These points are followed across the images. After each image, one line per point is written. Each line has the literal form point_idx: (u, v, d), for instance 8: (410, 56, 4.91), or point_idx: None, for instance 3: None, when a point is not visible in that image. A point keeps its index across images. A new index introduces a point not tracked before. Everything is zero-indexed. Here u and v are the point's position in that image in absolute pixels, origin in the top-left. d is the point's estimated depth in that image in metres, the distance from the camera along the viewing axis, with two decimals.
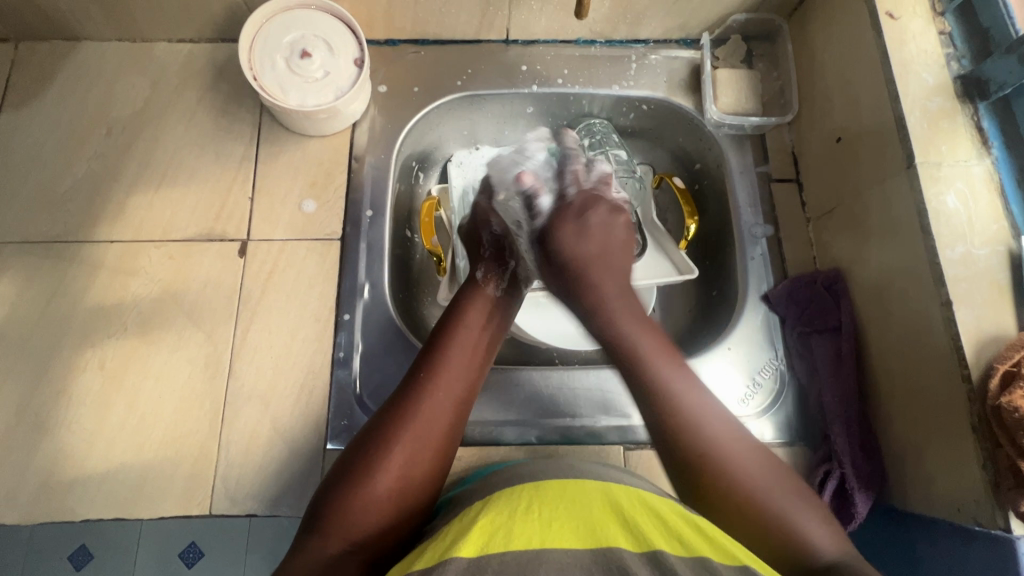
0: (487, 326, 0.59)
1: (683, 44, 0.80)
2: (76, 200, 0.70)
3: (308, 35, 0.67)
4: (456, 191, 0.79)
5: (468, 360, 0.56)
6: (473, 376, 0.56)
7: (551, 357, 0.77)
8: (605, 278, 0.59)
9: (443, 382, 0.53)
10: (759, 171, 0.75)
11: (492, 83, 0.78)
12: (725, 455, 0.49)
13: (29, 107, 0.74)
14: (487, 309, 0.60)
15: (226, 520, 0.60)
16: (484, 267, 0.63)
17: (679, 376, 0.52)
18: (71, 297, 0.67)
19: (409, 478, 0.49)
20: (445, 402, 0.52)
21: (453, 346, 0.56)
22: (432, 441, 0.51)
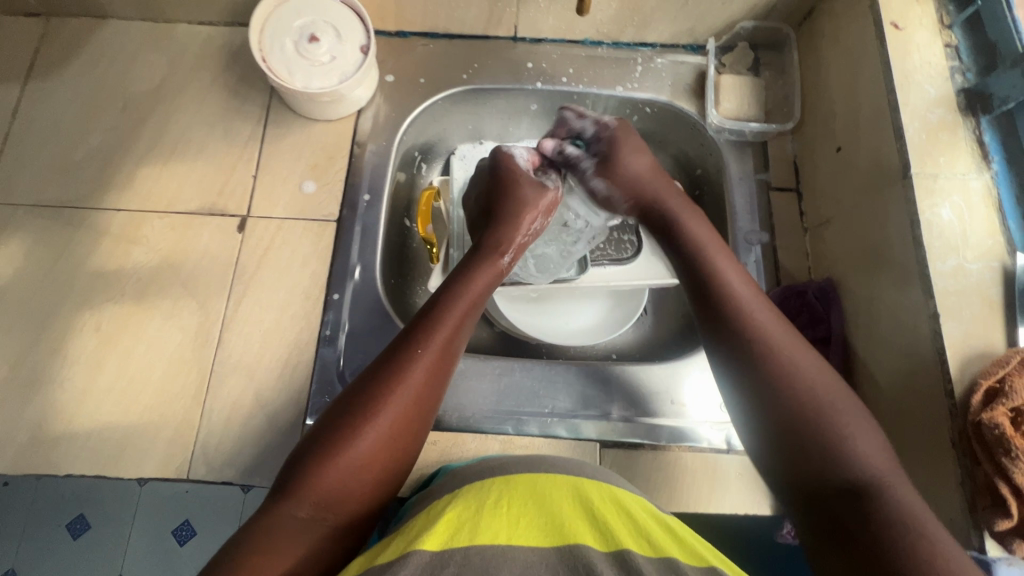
0: (476, 296, 0.58)
1: (690, 50, 0.80)
2: (88, 167, 0.73)
3: (318, 21, 0.68)
4: (457, 182, 0.79)
5: (454, 328, 0.55)
6: (456, 345, 0.55)
7: (539, 351, 0.79)
8: (666, 187, 0.65)
9: (424, 357, 0.52)
10: (759, 178, 0.75)
11: (498, 79, 0.79)
12: (782, 341, 0.51)
13: (54, 79, 0.77)
14: (490, 279, 0.60)
15: (202, 487, 0.61)
16: (513, 254, 0.63)
17: (729, 264, 0.57)
18: (76, 260, 0.69)
19: (385, 449, 0.49)
20: (427, 375, 0.52)
21: (441, 312, 0.55)
22: (406, 419, 0.50)
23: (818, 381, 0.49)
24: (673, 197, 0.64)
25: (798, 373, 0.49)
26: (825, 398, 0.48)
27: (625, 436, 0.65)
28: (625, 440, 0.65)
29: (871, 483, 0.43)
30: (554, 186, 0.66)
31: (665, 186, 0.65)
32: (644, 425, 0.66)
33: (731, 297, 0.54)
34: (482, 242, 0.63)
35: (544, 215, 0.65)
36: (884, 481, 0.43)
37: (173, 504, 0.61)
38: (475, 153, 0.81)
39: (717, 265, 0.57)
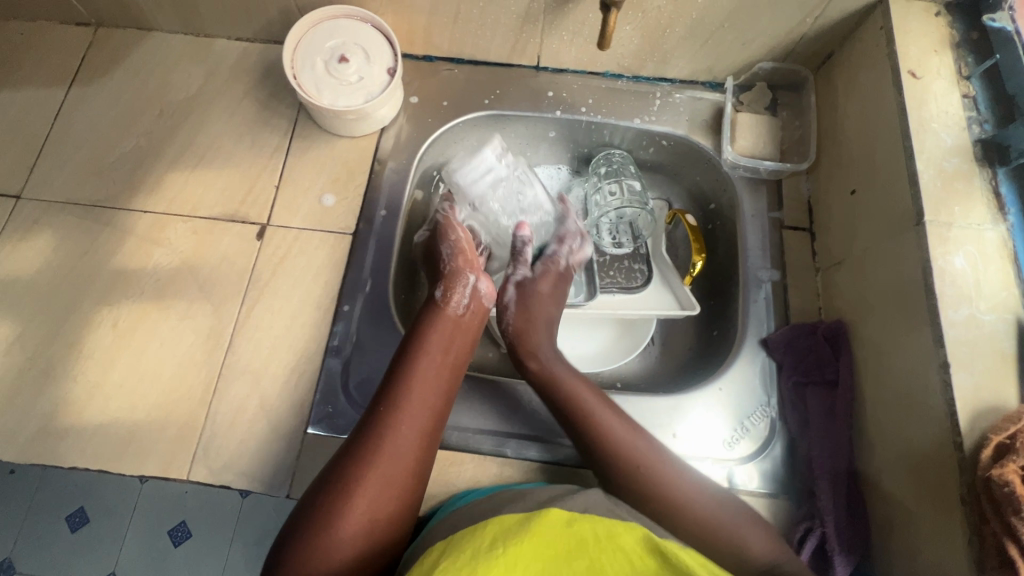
0: (447, 352, 0.62)
1: (708, 86, 0.82)
2: (121, 169, 0.76)
3: (349, 42, 0.70)
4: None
5: (435, 372, 0.60)
6: (441, 400, 0.59)
7: None
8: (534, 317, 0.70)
9: (402, 422, 0.55)
10: (772, 216, 0.75)
11: (519, 106, 0.82)
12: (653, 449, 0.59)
13: (97, 85, 0.81)
14: (451, 330, 0.64)
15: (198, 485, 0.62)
16: (445, 287, 0.67)
17: (581, 383, 0.64)
18: (100, 257, 0.71)
19: (382, 510, 0.52)
20: (409, 429, 0.55)
21: (421, 372, 0.59)
22: (395, 481, 0.53)
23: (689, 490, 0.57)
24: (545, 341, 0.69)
25: (627, 444, 0.59)
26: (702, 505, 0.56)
27: None
28: None
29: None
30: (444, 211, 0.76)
31: (544, 336, 0.69)
32: None
33: (590, 418, 0.61)
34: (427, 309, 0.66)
35: (455, 232, 0.73)
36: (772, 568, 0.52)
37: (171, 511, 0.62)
38: None
39: (576, 387, 0.63)
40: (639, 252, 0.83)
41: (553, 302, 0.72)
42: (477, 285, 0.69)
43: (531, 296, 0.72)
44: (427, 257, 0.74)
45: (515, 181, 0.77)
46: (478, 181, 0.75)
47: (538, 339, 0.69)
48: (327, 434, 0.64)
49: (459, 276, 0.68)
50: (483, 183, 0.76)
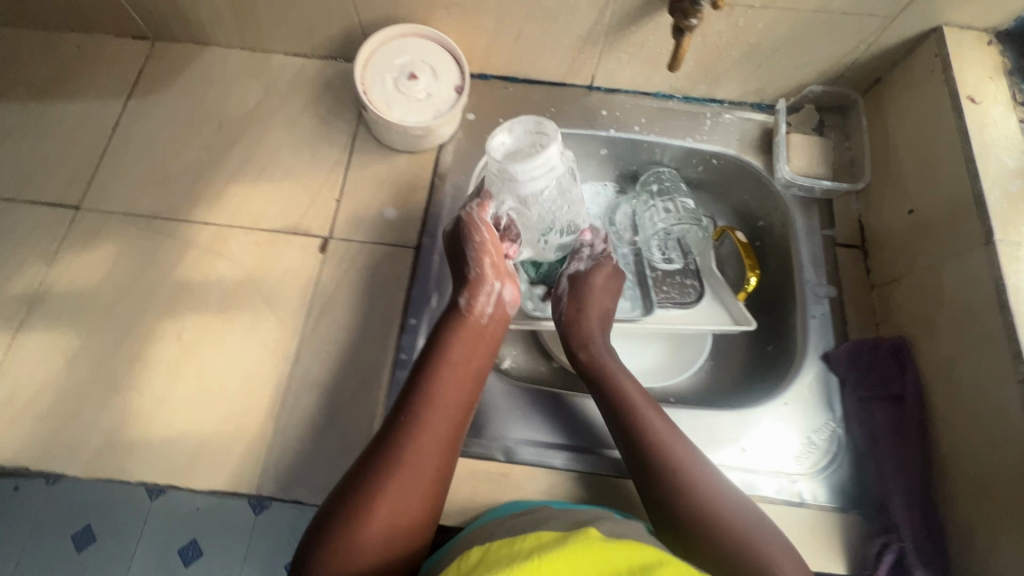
0: (471, 360, 0.62)
1: (757, 108, 0.84)
2: (182, 182, 0.77)
3: (417, 60, 0.71)
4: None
5: (459, 378, 0.60)
6: (459, 411, 0.59)
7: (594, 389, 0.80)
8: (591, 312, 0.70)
9: (427, 428, 0.56)
10: (825, 235, 0.77)
11: (573, 124, 0.84)
12: (684, 450, 0.59)
13: (155, 98, 0.82)
14: (475, 340, 0.64)
15: (210, 497, 0.61)
16: (470, 293, 0.66)
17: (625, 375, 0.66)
18: (163, 269, 0.71)
19: (404, 519, 0.52)
20: (434, 436, 0.56)
21: (442, 382, 0.59)
22: (417, 489, 0.53)
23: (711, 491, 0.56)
24: (598, 330, 0.70)
25: (661, 440, 0.59)
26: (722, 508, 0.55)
27: None
28: None
29: None
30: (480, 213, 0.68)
31: (596, 325, 0.70)
32: None
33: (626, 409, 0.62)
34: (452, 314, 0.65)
35: (483, 239, 0.67)
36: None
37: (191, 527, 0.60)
38: None
39: (618, 378, 0.65)
40: (689, 268, 0.85)
41: (604, 293, 0.72)
42: (501, 292, 0.68)
43: (585, 288, 0.72)
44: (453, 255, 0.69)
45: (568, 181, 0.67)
46: (535, 181, 0.61)
47: (588, 328, 0.70)
48: None
49: (485, 281, 0.66)
50: (540, 182, 0.61)
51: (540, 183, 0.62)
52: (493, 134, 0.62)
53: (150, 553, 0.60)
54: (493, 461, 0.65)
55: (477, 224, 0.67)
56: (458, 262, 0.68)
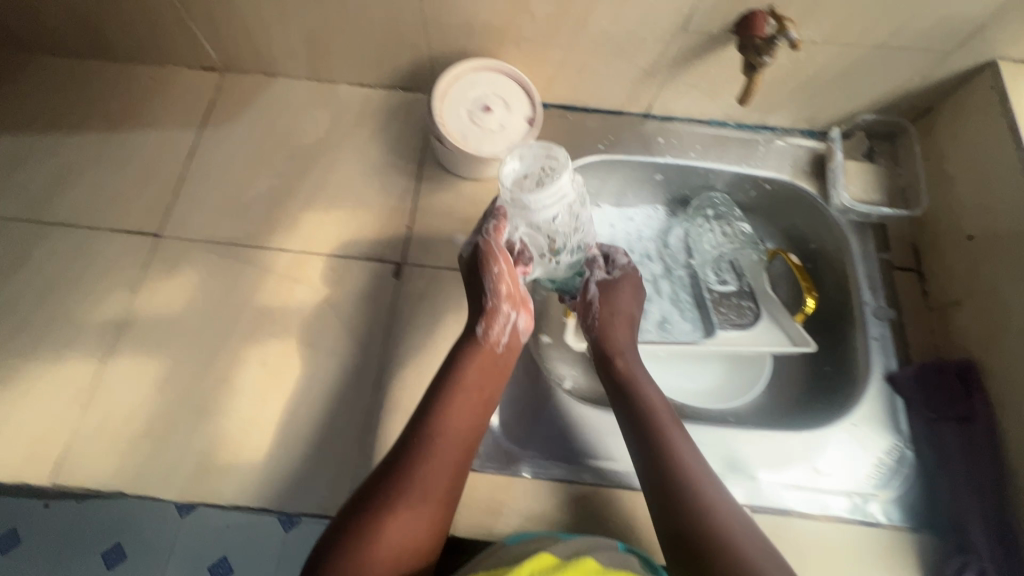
0: (484, 383, 0.63)
1: (808, 134, 0.87)
2: (257, 210, 0.79)
3: (491, 93, 0.74)
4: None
5: (472, 402, 0.61)
6: (471, 436, 0.60)
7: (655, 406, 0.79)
8: (620, 321, 0.71)
9: (440, 449, 0.57)
10: (881, 258, 0.79)
11: (631, 151, 0.87)
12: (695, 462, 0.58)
13: (227, 127, 0.84)
14: (488, 363, 0.64)
15: (239, 513, 0.62)
16: (486, 323, 0.65)
17: (648, 381, 0.65)
18: (244, 295, 0.73)
19: (412, 538, 0.52)
20: (446, 457, 0.57)
21: (457, 406, 0.60)
22: (428, 508, 0.54)
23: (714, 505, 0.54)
24: (624, 334, 0.70)
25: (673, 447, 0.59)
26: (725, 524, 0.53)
27: (778, 505, 0.66)
28: (776, 508, 0.66)
29: None
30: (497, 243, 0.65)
31: (623, 331, 0.70)
32: (785, 490, 0.67)
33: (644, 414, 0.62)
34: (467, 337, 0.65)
35: (502, 272, 0.64)
36: None
37: (223, 547, 0.61)
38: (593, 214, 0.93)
39: (640, 384, 0.65)
40: (744, 289, 0.88)
41: (629, 301, 0.72)
42: (516, 322, 0.66)
43: (613, 293, 0.72)
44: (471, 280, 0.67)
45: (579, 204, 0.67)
46: (547, 208, 0.61)
47: (612, 331, 0.70)
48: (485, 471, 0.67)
49: (501, 310, 0.65)
50: (551, 210, 0.62)
51: (552, 210, 0.62)
52: (506, 161, 0.63)
53: (182, 570, 0.60)
54: (576, 485, 0.67)
55: (496, 254, 0.65)
56: (476, 289, 0.66)
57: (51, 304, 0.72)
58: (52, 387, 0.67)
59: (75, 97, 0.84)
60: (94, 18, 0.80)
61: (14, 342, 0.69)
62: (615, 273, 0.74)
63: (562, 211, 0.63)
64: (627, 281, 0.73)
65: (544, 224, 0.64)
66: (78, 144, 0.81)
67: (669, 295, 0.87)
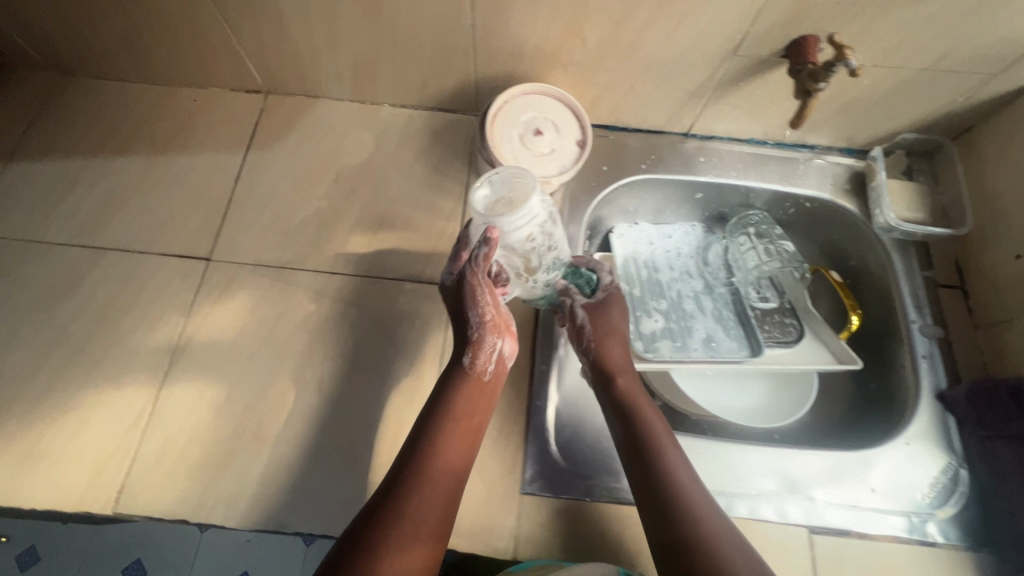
0: (474, 412, 0.61)
1: (846, 152, 0.88)
2: (306, 232, 0.79)
3: (541, 116, 0.75)
4: (618, 259, 0.90)
5: (460, 431, 0.59)
6: (461, 468, 0.58)
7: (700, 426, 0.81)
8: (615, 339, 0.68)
9: (432, 481, 0.55)
10: (925, 275, 0.80)
11: (673, 170, 0.88)
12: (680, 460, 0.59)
13: (272, 149, 0.84)
14: (478, 391, 0.62)
15: (262, 530, 0.62)
16: (472, 352, 0.63)
17: (635, 385, 0.66)
18: (297, 319, 0.73)
19: None
20: (440, 491, 0.54)
21: (446, 441, 0.58)
22: (423, 548, 0.51)
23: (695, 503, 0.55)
24: (618, 350, 0.68)
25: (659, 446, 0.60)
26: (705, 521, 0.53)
27: (837, 525, 0.66)
28: (836, 528, 0.66)
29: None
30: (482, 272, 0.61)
31: (618, 345, 0.68)
32: (843, 510, 0.67)
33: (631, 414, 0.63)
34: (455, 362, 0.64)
35: (485, 300, 0.63)
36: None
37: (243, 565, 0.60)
38: (631, 233, 0.94)
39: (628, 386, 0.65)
40: (785, 306, 0.88)
41: (619, 315, 0.70)
42: (501, 348, 0.65)
43: (601, 308, 0.70)
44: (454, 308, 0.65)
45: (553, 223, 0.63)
46: (518, 234, 0.58)
47: (605, 343, 0.68)
48: (543, 496, 0.66)
49: (485, 339, 0.63)
50: (522, 235, 0.58)
51: (524, 233, 0.58)
52: (476, 189, 0.59)
53: None
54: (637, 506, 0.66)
55: (477, 283, 0.62)
56: (460, 317, 0.65)
57: (104, 330, 0.72)
58: (108, 414, 0.67)
59: (121, 121, 0.85)
60: (144, 45, 0.81)
61: (69, 369, 0.69)
62: (601, 291, 0.71)
63: (535, 234, 0.60)
64: (614, 300, 0.71)
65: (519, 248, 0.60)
66: (126, 168, 0.82)
67: (711, 312, 0.87)
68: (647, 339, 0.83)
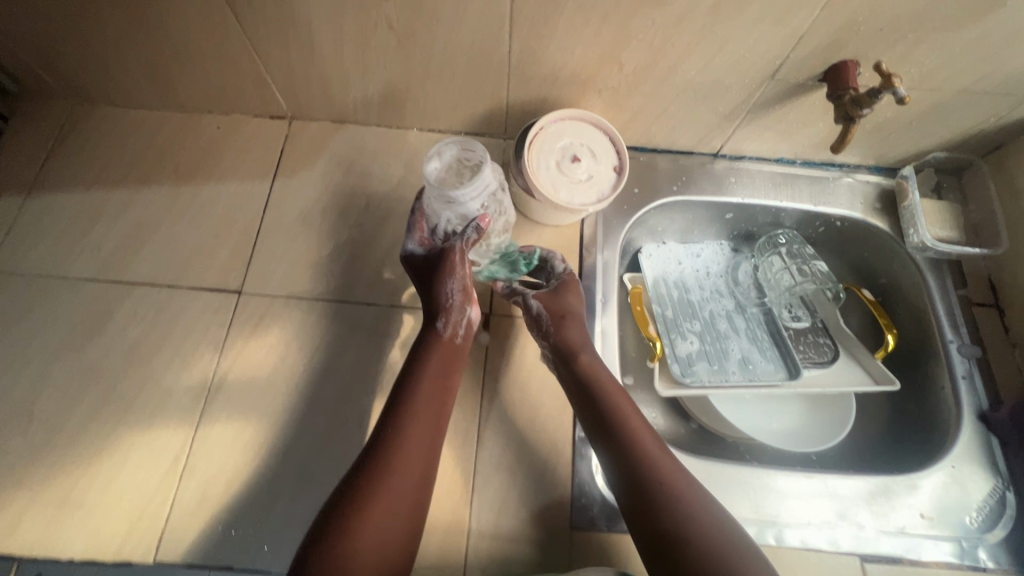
0: (449, 368, 0.65)
1: (874, 170, 0.89)
2: (338, 262, 0.78)
3: (578, 143, 0.74)
4: (648, 279, 0.89)
5: (437, 382, 0.63)
6: (441, 413, 0.62)
7: (736, 448, 0.81)
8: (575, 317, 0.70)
9: (415, 425, 0.60)
10: (960, 294, 0.80)
11: (704, 191, 0.87)
12: (629, 411, 0.63)
13: (300, 177, 0.83)
14: (450, 353, 0.66)
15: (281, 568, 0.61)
16: (445, 319, 0.67)
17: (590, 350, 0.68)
18: (334, 352, 0.72)
19: (395, 517, 0.54)
20: (423, 436, 0.60)
21: (424, 397, 0.62)
22: (409, 483, 0.57)
23: (645, 449, 0.60)
24: (579, 330, 0.70)
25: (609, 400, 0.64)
26: (654, 464, 0.58)
27: (889, 553, 0.66)
28: (887, 554, 0.66)
29: (692, 529, 0.53)
30: (461, 244, 0.67)
31: (576, 323, 0.70)
32: (892, 535, 0.67)
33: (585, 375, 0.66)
34: (425, 332, 0.67)
35: (462, 268, 0.67)
36: (703, 525, 0.54)
37: None
38: (659, 252, 0.92)
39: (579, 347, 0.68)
40: (818, 325, 0.88)
41: (577, 296, 0.72)
42: (470, 313, 0.69)
43: (561, 292, 0.72)
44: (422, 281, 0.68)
45: (501, 194, 0.72)
46: (473, 201, 0.66)
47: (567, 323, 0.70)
48: (594, 532, 0.65)
49: (458, 306, 0.67)
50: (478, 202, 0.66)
51: (478, 201, 0.66)
52: (427, 163, 0.66)
53: None
54: None
55: (453, 252, 0.67)
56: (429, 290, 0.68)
57: (136, 369, 0.70)
58: (143, 457, 0.66)
59: (144, 150, 0.83)
60: (168, 74, 0.79)
61: (102, 410, 0.68)
62: (558, 278, 0.74)
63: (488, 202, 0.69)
64: (573, 284, 0.73)
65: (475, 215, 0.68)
66: (151, 199, 0.80)
67: (745, 332, 0.87)
68: (682, 361, 0.83)
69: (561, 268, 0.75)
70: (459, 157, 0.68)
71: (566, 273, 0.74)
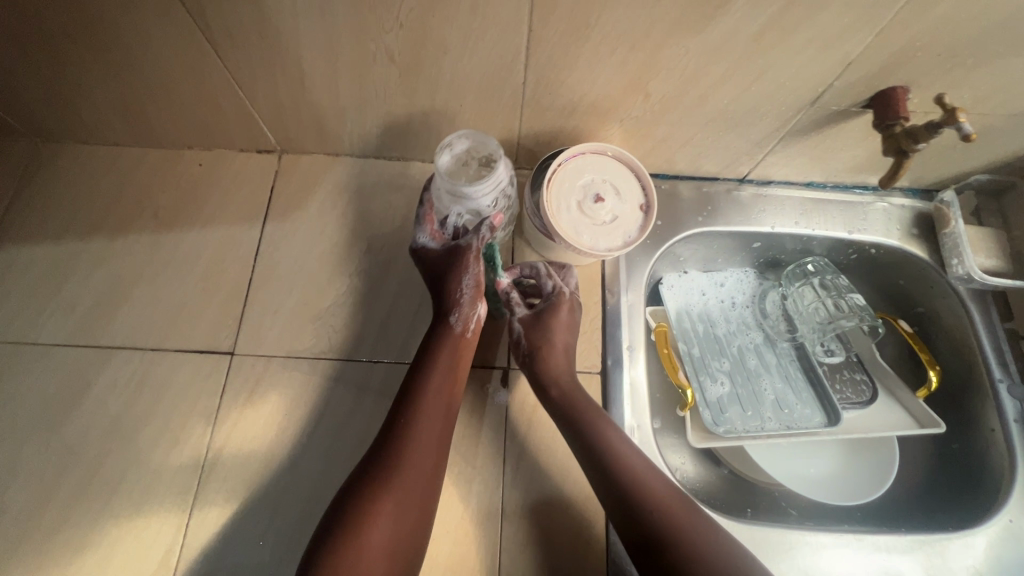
0: (459, 363, 0.63)
1: (908, 193, 0.83)
2: (339, 315, 0.71)
3: (600, 180, 0.68)
4: (672, 313, 0.83)
5: (444, 381, 0.61)
6: (449, 410, 0.61)
7: (772, 495, 0.76)
8: (548, 346, 0.65)
9: (423, 426, 0.58)
10: (1007, 327, 0.75)
11: (730, 220, 0.81)
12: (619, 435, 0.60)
13: (293, 219, 0.75)
14: (460, 348, 0.64)
15: None
16: (461, 315, 0.64)
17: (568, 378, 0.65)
18: (339, 420, 0.65)
19: (402, 521, 0.53)
20: (433, 437, 0.58)
21: (430, 398, 0.60)
22: (418, 484, 0.55)
23: (642, 473, 0.57)
24: (560, 362, 0.65)
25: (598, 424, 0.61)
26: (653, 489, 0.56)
27: None
28: None
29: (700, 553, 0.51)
30: (476, 235, 0.65)
31: (557, 355, 0.65)
32: None
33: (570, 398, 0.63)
34: (433, 328, 0.65)
35: (476, 262, 0.64)
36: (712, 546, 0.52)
37: None
38: (681, 283, 0.85)
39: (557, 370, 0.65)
40: (852, 360, 0.83)
41: (557, 325, 0.66)
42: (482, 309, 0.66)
43: (539, 321, 0.66)
44: (434, 274, 0.66)
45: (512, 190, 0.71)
46: (487, 194, 0.64)
47: (548, 356, 0.65)
48: None
49: (473, 302, 0.64)
50: (491, 195, 0.65)
51: (493, 195, 0.65)
52: (440, 154, 0.64)
53: None
54: None
55: (469, 244, 0.65)
56: (441, 283, 0.65)
57: (119, 448, 0.63)
58: (132, 551, 0.59)
59: (118, 194, 0.75)
60: (141, 110, 0.71)
61: (83, 499, 0.61)
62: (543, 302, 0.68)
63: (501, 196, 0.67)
64: (560, 307, 0.67)
65: (487, 209, 0.67)
66: (128, 250, 0.72)
67: (777, 370, 0.82)
68: (713, 406, 0.77)
69: (552, 289, 0.68)
70: (470, 151, 0.67)
71: (553, 295, 0.68)
